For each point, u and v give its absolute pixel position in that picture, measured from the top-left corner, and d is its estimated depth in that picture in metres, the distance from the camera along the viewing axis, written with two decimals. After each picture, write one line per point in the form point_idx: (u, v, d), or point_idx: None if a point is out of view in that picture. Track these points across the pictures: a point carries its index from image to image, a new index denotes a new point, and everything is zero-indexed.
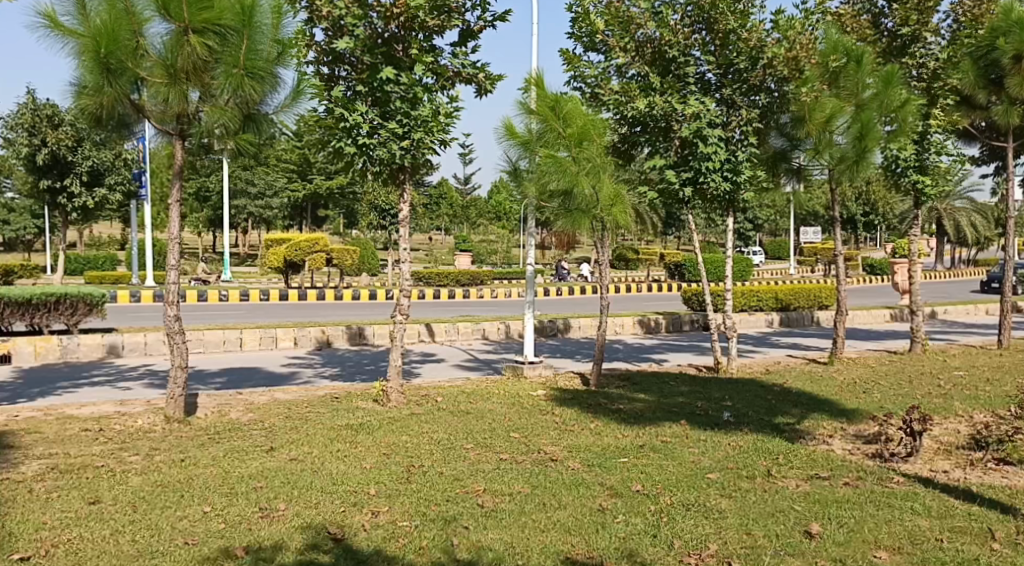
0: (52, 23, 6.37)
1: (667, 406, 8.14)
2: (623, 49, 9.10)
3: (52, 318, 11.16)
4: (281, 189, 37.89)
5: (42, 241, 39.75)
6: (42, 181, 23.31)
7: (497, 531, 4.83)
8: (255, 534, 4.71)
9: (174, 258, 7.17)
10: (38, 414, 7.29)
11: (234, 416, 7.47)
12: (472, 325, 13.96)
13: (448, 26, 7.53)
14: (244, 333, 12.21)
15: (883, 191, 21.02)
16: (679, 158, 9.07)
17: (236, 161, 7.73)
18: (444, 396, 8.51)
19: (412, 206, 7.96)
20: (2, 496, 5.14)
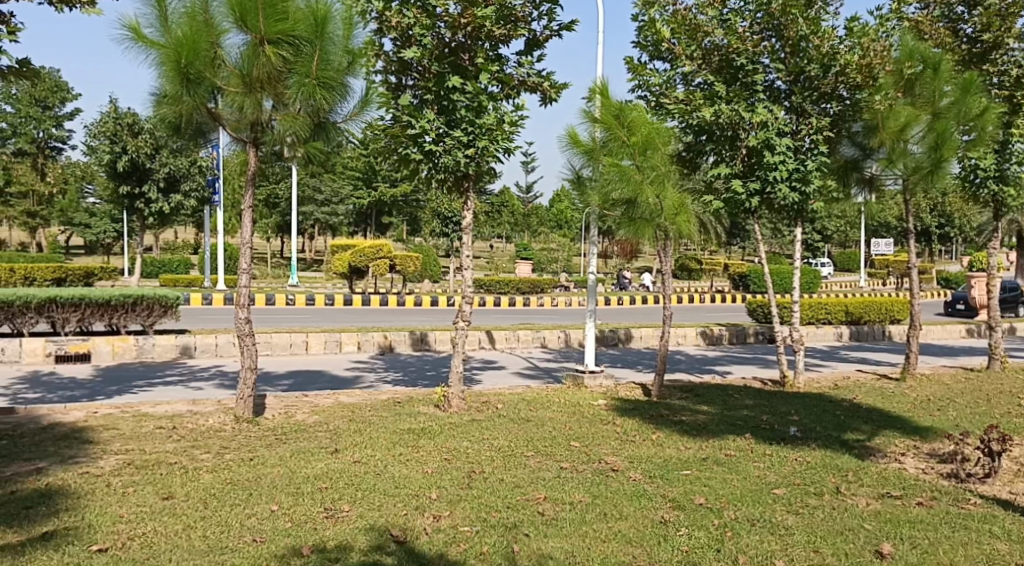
0: (136, 35, 6.63)
1: (731, 419, 8.02)
2: (689, 57, 9.08)
3: (129, 319, 11.56)
4: (347, 196, 38.59)
5: (120, 245, 41.15)
6: (122, 187, 24.19)
7: (558, 540, 4.83)
8: (320, 534, 4.80)
9: (246, 262, 7.35)
10: (115, 411, 7.55)
11: (301, 418, 7.63)
12: (532, 333, 13.98)
13: (514, 35, 7.57)
14: (310, 337, 12.45)
15: (962, 204, 20.40)
16: (746, 167, 8.93)
17: (305, 169, 7.91)
18: (505, 404, 8.53)
19: (476, 214, 8.00)
20: (82, 489, 5.34)
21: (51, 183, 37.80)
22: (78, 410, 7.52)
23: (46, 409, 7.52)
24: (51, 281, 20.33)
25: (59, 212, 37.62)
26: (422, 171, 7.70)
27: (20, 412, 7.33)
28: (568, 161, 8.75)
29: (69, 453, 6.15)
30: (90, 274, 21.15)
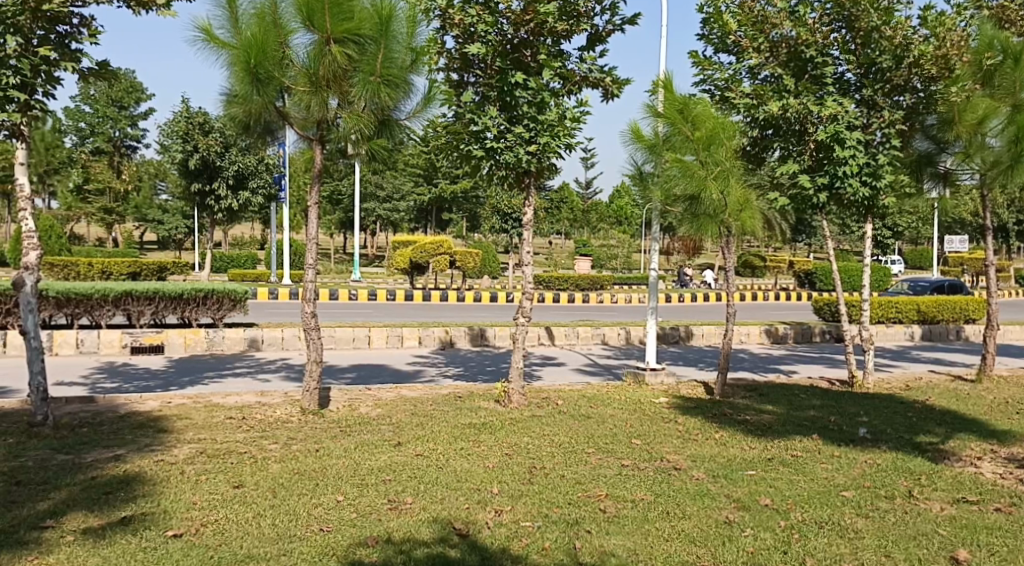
0: (208, 36, 6.80)
1: (797, 419, 7.88)
2: (756, 49, 8.90)
3: (200, 312, 11.89)
4: (408, 193, 39.02)
5: (190, 241, 42.32)
6: (193, 184, 24.87)
7: (620, 537, 4.80)
8: (385, 525, 4.87)
9: (311, 258, 7.48)
10: (187, 401, 7.79)
11: (364, 411, 7.75)
12: (592, 330, 13.93)
13: (576, 30, 7.55)
14: (372, 331, 12.64)
15: None
16: (815, 162, 8.68)
17: (368, 166, 8.02)
18: (565, 400, 8.52)
19: (537, 210, 7.99)
20: (158, 476, 5.52)
21: (126, 180, 38.97)
22: (153, 399, 7.77)
23: (123, 398, 7.80)
24: (127, 275, 20.99)
25: (134, 209, 38.79)
26: (483, 167, 7.72)
27: (100, 401, 7.61)
28: (630, 156, 8.67)
29: (145, 441, 6.36)
30: (162, 268, 21.84)
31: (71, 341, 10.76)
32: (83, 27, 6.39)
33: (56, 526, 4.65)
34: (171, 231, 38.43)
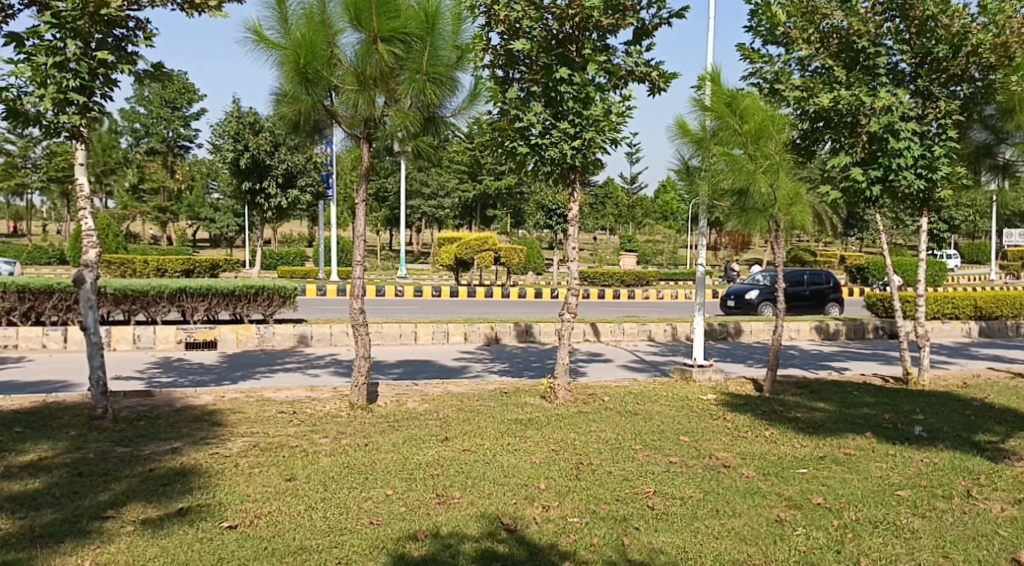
0: (258, 37, 6.90)
1: (850, 417, 7.74)
2: (806, 40, 8.77)
3: (251, 309, 12.10)
4: (453, 190, 39.24)
5: (241, 239, 43.14)
6: (244, 183, 25.29)
7: (669, 535, 4.77)
8: (433, 519, 4.91)
9: (359, 255, 7.52)
10: (240, 396, 7.93)
11: (412, 406, 7.81)
12: (638, 326, 13.83)
13: (622, 24, 7.49)
14: (419, 327, 12.73)
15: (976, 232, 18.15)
16: (867, 154, 8.46)
17: (415, 164, 8.07)
18: (612, 397, 8.47)
19: (582, 205, 7.95)
20: (213, 469, 5.63)
21: (179, 180, 39.91)
22: (207, 394, 7.93)
23: (178, 392, 7.97)
24: (181, 272, 21.51)
25: (187, 208, 39.83)
26: (529, 163, 7.72)
27: (157, 395, 7.79)
28: (677, 151, 8.62)
29: (200, 434, 6.50)
30: (214, 266, 22.29)
31: (128, 336, 11.03)
32: (138, 30, 6.54)
33: (117, 516, 4.77)
34: (222, 230, 39.19)
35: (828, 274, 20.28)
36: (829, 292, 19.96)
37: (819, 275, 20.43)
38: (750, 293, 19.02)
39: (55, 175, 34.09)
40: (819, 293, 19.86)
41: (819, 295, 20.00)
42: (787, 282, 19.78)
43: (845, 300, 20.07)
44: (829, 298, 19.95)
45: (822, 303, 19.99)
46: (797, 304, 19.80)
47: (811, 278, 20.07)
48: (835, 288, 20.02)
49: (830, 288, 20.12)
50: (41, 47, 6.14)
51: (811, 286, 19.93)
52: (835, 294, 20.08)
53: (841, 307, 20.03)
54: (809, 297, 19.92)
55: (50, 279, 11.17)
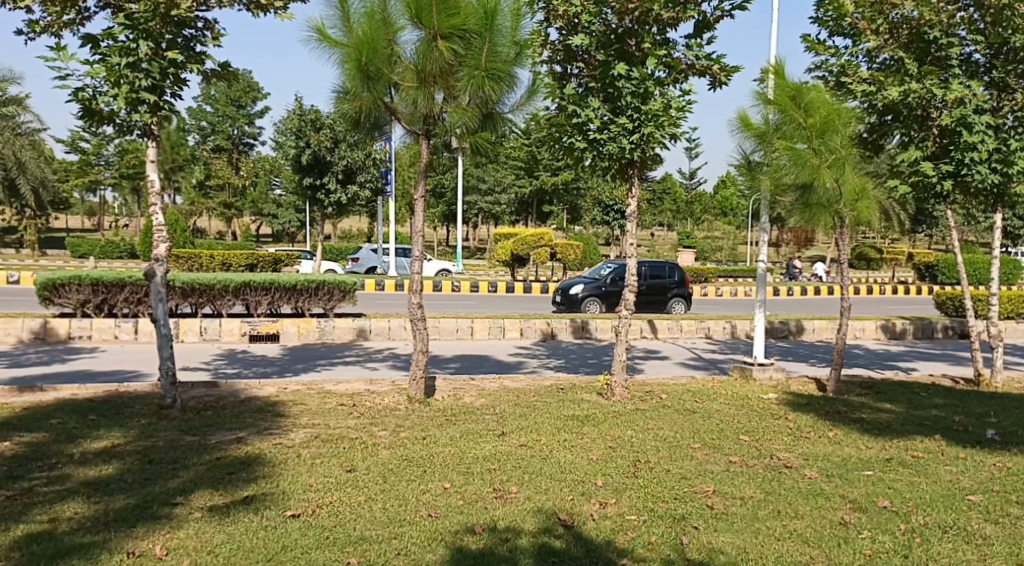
0: (321, 36, 7.01)
1: (918, 419, 7.52)
2: (874, 31, 8.53)
3: (312, 302, 12.29)
4: (510, 185, 39.33)
5: (302, 233, 43.93)
6: (305, 179, 25.73)
7: (729, 535, 4.70)
8: (490, 513, 4.93)
9: (417, 250, 7.59)
10: (302, 387, 8.08)
11: (469, 400, 7.85)
12: (696, 323, 13.67)
13: (683, 17, 7.38)
14: (475, 322, 12.78)
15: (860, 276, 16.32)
16: (939, 149, 8.23)
17: (472, 161, 8.07)
18: (669, 394, 8.39)
19: (640, 200, 7.87)
20: (276, 459, 5.75)
21: (243, 175, 40.84)
22: (270, 385, 8.09)
23: (243, 384, 8.15)
24: (245, 266, 22.05)
25: (251, 203, 40.82)
26: (586, 159, 7.69)
27: (222, 386, 7.99)
28: (738, 145, 8.50)
29: (264, 424, 6.64)
30: (277, 261, 22.78)
31: (195, 328, 11.30)
32: (206, 30, 6.69)
33: (185, 503, 4.90)
34: (284, 224, 39.97)
35: (672, 269, 18.16)
36: (671, 288, 17.80)
37: (663, 267, 18.09)
38: (574, 287, 17.06)
39: (126, 171, 35.24)
40: (658, 287, 17.74)
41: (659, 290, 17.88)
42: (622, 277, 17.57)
43: (691, 296, 18.05)
44: (669, 293, 17.85)
45: (663, 300, 17.87)
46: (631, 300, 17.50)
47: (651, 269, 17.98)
48: (678, 282, 17.94)
49: (672, 283, 17.96)
50: (115, 48, 6.32)
51: (648, 280, 17.79)
52: (678, 290, 18.01)
53: (685, 303, 18.02)
54: (649, 293, 17.67)
55: (122, 272, 11.55)
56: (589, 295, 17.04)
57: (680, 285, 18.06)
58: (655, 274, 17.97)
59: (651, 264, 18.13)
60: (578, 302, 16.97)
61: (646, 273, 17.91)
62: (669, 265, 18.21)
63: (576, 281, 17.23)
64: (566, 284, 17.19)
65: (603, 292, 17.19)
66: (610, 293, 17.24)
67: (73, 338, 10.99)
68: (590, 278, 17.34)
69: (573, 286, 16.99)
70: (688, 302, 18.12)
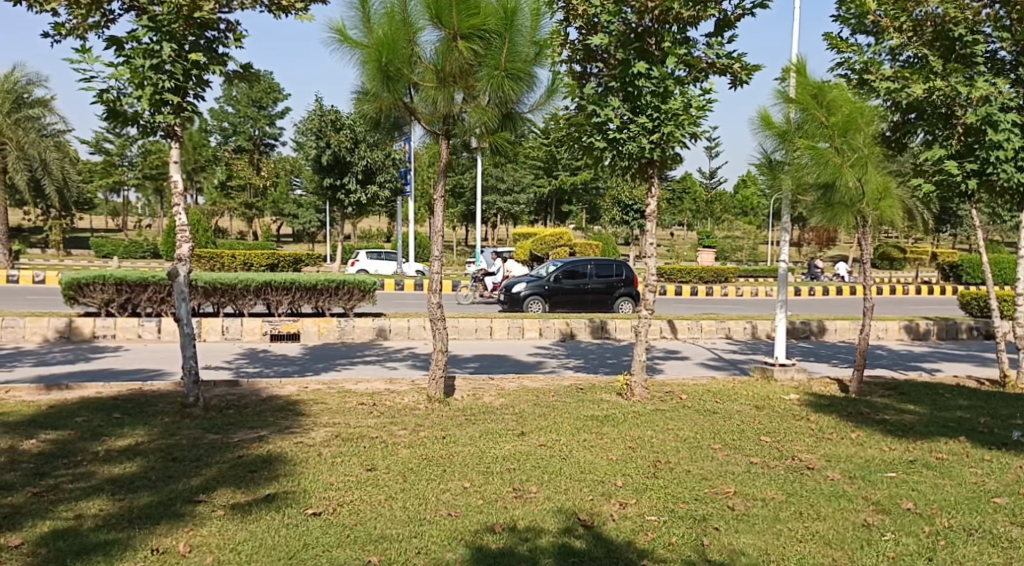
0: (342, 37, 7.04)
1: (942, 420, 7.43)
2: (898, 29, 8.45)
3: (332, 302, 12.34)
4: (529, 185, 39.33)
5: (322, 233, 44.17)
6: (325, 179, 25.88)
7: (750, 536, 4.67)
8: (510, 513, 4.93)
9: (437, 250, 7.61)
10: (322, 386, 8.12)
11: (488, 400, 7.85)
12: (716, 323, 13.60)
13: (703, 16, 7.35)
14: (494, 322, 12.79)
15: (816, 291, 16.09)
16: (964, 147, 8.09)
17: (491, 161, 8.07)
18: (689, 395, 8.35)
19: (660, 200, 7.83)
20: (297, 457, 5.78)
21: (265, 176, 41.11)
22: (291, 384, 8.13)
23: (264, 383, 8.21)
24: (266, 266, 22.20)
25: (272, 203, 41.10)
26: (606, 158, 7.66)
27: (243, 384, 8.05)
28: (759, 144, 8.46)
29: (285, 423, 6.68)
30: (298, 260, 22.91)
31: (218, 327, 11.40)
32: (229, 32, 6.74)
33: (208, 500, 4.94)
34: (304, 224, 40.20)
35: (620, 266, 17.65)
36: (617, 286, 17.31)
37: (612, 264, 17.58)
38: (517, 286, 16.98)
39: (150, 172, 35.61)
40: (605, 286, 17.27)
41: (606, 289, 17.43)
42: (566, 275, 17.25)
43: (638, 295, 17.65)
44: (617, 291, 17.36)
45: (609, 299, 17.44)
46: (574, 299, 17.15)
47: (598, 267, 17.43)
48: (626, 281, 17.46)
49: (620, 281, 17.47)
50: (138, 50, 6.38)
51: (595, 279, 17.32)
52: (626, 288, 17.53)
53: (633, 302, 17.63)
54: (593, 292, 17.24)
55: (146, 272, 11.67)
56: (531, 294, 16.91)
57: (628, 283, 17.59)
58: (602, 273, 17.44)
59: (598, 261, 17.56)
60: (521, 301, 16.86)
61: (594, 271, 17.39)
62: (617, 262, 17.65)
63: (519, 280, 17.13)
64: (510, 283, 17.13)
65: (545, 291, 16.95)
66: (553, 292, 17.02)
67: (98, 337, 11.12)
68: (534, 276, 17.15)
69: (514, 285, 16.92)
70: (636, 300, 17.71)
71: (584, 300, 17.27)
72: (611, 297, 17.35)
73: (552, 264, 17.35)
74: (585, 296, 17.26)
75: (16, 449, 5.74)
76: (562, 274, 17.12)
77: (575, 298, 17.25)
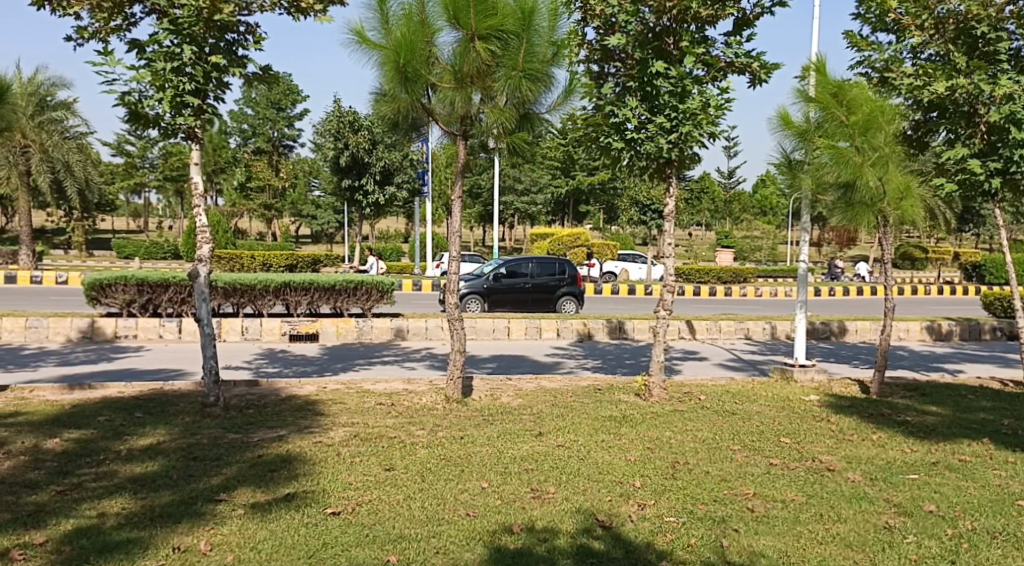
0: (361, 38, 7.06)
1: (965, 422, 7.36)
2: (919, 27, 8.35)
3: (351, 303, 12.40)
4: (546, 185, 39.34)
5: (340, 234, 44.36)
6: (344, 180, 26.01)
7: (770, 538, 4.65)
8: (528, 513, 4.92)
9: (454, 250, 7.61)
10: (341, 386, 8.16)
11: (506, 400, 7.85)
12: (735, 324, 13.53)
13: (722, 15, 7.31)
14: (512, 322, 12.79)
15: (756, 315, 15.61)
16: (987, 146, 8.00)
17: (509, 161, 8.08)
18: (708, 396, 8.32)
19: (678, 200, 7.81)
20: (316, 457, 5.81)
21: (284, 177, 41.38)
22: (310, 384, 8.18)
23: (283, 382, 8.25)
24: (285, 267, 22.34)
25: (290, 204, 41.34)
26: (623, 158, 7.64)
27: (263, 384, 8.10)
28: (778, 143, 8.41)
29: (304, 423, 6.71)
30: (316, 261, 23.03)
31: (237, 328, 11.48)
32: (248, 34, 6.78)
33: (228, 500, 4.97)
34: (323, 225, 40.41)
35: (563, 265, 17.20)
36: (558, 286, 16.90)
37: (554, 263, 17.11)
38: (455, 285, 16.84)
39: (170, 173, 35.93)
40: (545, 286, 16.86)
41: (548, 288, 16.97)
42: (505, 274, 16.87)
43: (582, 294, 17.06)
44: (557, 292, 16.94)
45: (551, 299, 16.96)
46: (512, 299, 16.82)
47: (539, 266, 17.02)
48: (567, 280, 16.97)
49: (563, 281, 17.04)
50: (160, 53, 6.43)
51: (535, 278, 16.91)
52: (569, 288, 17.05)
53: (576, 302, 17.05)
54: (532, 292, 16.85)
55: (166, 273, 11.76)
56: (468, 294, 16.73)
57: (572, 282, 17.09)
58: (544, 272, 17.00)
59: (541, 260, 17.16)
60: (458, 301, 16.70)
61: (535, 270, 16.99)
62: (560, 261, 17.22)
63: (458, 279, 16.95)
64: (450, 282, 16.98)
65: (483, 290, 16.69)
66: (491, 291, 16.75)
67: (119, 337, 11.22)
68: (473, 275, 16.89)
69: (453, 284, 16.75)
70: (581, 300, 17.16)
71: (523, 300, 16.89)
72: (552, 298, 16.91)
73: (492, 262, 17.01)
74: (524, 295, 16.85)
75: (39, 448, 5.80)
76: (500, 273, 16.76)
77: (515, 297, 16.86)
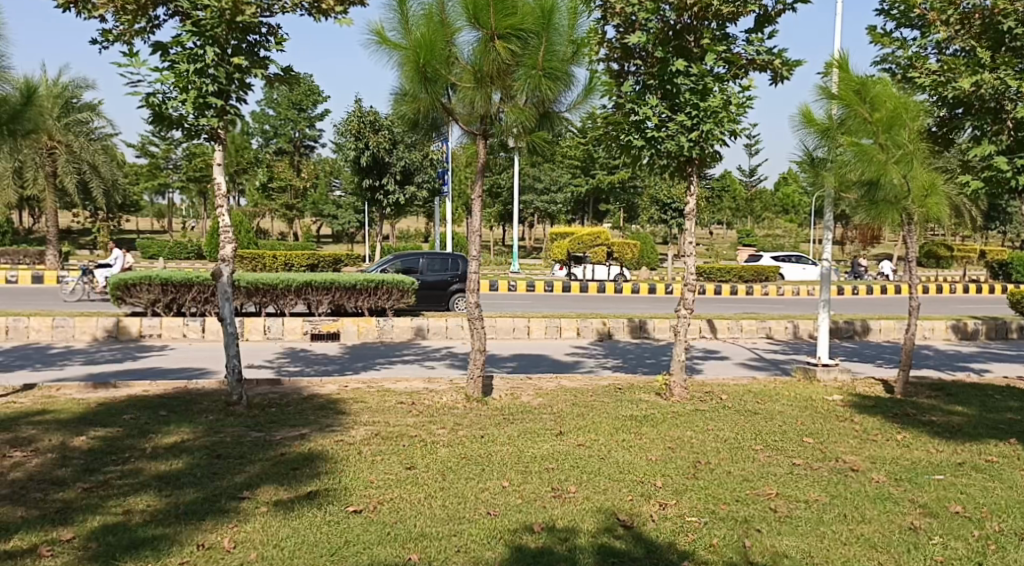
0: (381, 39, 7.09)
1: (991, 422, 7.26)
2: (944, 23, 8.30)
3: (373, 302, 12.47)
4: (565, 184, 39.38)
5: (361, 234, 44.55)
6: (365, 180, 26.15)
7: (793, 538, 4.62)
8: (549, 512, 4.92)
9: (474, 250, 7.61)
10: (362, 385, 8.19)
11: (526, 400, 7.84)
12: (757, 323, 13.45)
13: (743, 12, 7.26)
14: (532, 321, 12.78)
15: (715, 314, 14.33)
16: (1014, 142, 7.79)
17: (529, 161, 8.08)
18: (730, 395, 8.27)
19: (700, 198, 7.76)
20: (338, 455, 5.84)
21: (305, 177, 41.64)
22: (331, 384, 8.21)
23: (305, 382, 8.30)
24: (307, 266, 22.46)
25: (311, 204, 41.56)
26: (644, 157, 7.61)
27: (285, 383, 8.15)
28: (801, 141, 8.35)
29: (326, 421, 6.75)
30: (338, 261, 23.13)
31: (260, 327, 11.54)
32: (271, 36, 6.83)
33: (252, 497, 5.02)
34: (344, 224, 40.60)
35: (456, 262, 16.63)
36: (451, 282, 16.23)
37: (446, 260, 16.56)
38: None
39: (193, 174, 36.22)
40: (436, 282, 16.20)
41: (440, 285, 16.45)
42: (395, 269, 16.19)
43: None
44: (450, 289, 16.29)
45: (443, 297, 16.43)
46: None
47: (429, 263, 16.45)
48: (461, 278, 16.36)
49: (456, 277, 16.44)
50: (183, 55, 6.49)
51: (427, 275, 16.31)
52: (462, 285, 16.40)
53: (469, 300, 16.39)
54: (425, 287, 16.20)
55: (190, 273, 11.87)
56: None
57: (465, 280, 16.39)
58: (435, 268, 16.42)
59: (433, 257, 16.64)
60: None
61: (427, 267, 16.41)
62: (452, 258, 16.65)
63: None
64: None
65: None
66: None
67: (144, 336, 11.32)
68: None
69: None
70: None
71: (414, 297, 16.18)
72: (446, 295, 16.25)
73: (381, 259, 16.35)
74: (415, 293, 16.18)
75: (67, 446, 5.88)
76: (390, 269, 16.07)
77: None
